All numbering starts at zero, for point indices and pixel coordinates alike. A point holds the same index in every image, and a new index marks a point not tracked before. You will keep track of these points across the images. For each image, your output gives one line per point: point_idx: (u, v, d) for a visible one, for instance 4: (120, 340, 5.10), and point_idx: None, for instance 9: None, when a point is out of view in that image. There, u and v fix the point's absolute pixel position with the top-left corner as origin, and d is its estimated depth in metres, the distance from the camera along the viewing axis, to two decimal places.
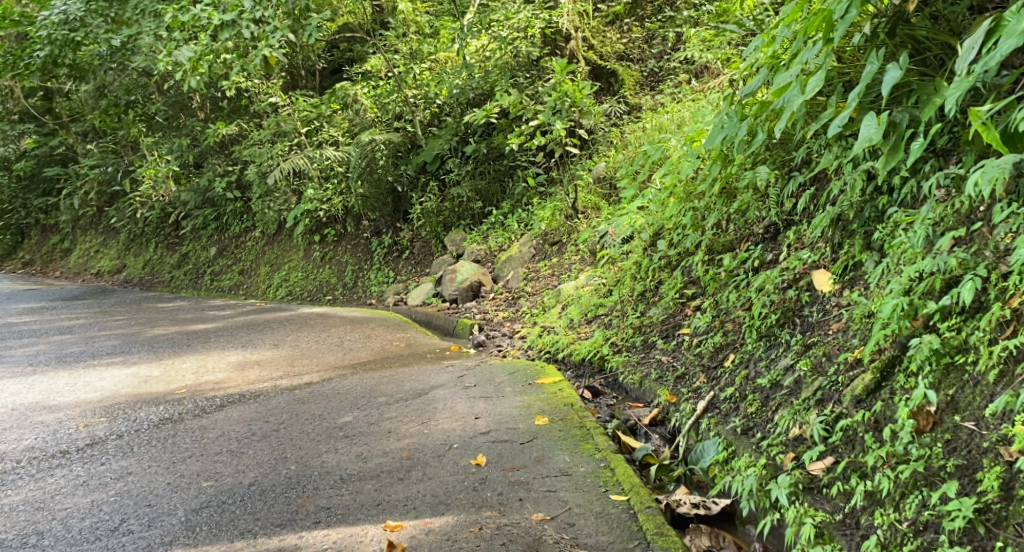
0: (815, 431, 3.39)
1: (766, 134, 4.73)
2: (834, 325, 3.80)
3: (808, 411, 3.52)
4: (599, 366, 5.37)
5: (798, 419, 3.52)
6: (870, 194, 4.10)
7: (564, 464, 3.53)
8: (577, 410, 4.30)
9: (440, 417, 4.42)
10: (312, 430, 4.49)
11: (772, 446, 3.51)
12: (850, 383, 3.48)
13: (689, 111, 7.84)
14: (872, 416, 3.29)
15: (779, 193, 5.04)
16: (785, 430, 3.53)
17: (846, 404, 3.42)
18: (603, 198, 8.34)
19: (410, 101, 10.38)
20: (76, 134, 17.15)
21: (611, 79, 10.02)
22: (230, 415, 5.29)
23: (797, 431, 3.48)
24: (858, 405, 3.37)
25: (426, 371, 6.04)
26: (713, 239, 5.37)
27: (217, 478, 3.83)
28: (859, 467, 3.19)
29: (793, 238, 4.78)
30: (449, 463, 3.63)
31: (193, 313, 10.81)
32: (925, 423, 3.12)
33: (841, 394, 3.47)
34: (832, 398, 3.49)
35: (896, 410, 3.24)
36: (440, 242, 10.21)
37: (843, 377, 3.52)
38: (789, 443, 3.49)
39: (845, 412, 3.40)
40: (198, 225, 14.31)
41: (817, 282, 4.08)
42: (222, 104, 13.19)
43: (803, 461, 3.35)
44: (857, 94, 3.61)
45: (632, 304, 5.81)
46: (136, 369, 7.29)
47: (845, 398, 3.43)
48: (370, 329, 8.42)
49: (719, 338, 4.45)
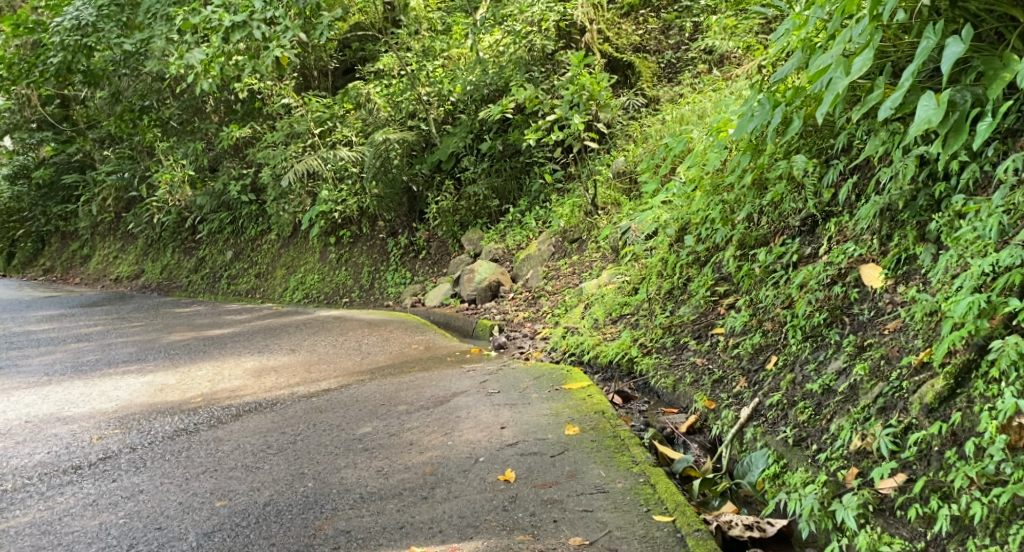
0: (883, 445, 3.11)
1: (802, 121, 4.45)
2: (890, 325, 3.53)
3: (870, 421, 3.24)
4: (627, 369, 5.11)
5: (860, 429, 3.24)
6: (923, 183, 3.83)
7: (599, 479, 3.27)
8: (609, 418, 4.03)
9: (463, 427, 4.16)
10: (331, 443, 4.24)
11: (831, 461, 3.23)
12: (916, 389, 3.20)
13: (712, 101, 7.55)
14: (950, 428, 3.01)
15: (816, 183, 4.76)
16: (845, 442, 3.24)
17: (916, 413, 3.14)
18: (623, 193, 8.07)
19: (423, 100, 10.14)
20: (94, 141, 16.87)
21: (628, 71, 9.74)
22: (246, 426, 5.04)
23: (860, 442, 3.20)
24: (930, 415, 3.10)
25: (447, 376, 5.80)
26: (745, 233, 5.09)
27: (231, 497, 3.48)
28: (940, 487, 2.92)
29: (835, 231, 4.51)
30: (476, 479, 3.36)
31: (210, 318, 10.62)
32: (1019, 437, 2.83)
33: (907, 401, 3.19)
34: (897, 406, 3.21)
35: (978, 422, 2.96)
36: (457, 242, 9.98)
37: (908, 382, 3.24)
38: (851, 456, 3.20)
39: (915, 422, 3.12)
40: (214, 229, 14.17)
41: (866, 278, 3.81)
42: (236, 107, 12.92)
43: (871, 479, 3.07)
44: (911, 74, 3.35)
45: (660, 303, 5.54)
46: (153, 377, 7.08)
47: (913, 407, 3.15)
48: (388, 332, 8.18)
49: (758, 338, 4.17)
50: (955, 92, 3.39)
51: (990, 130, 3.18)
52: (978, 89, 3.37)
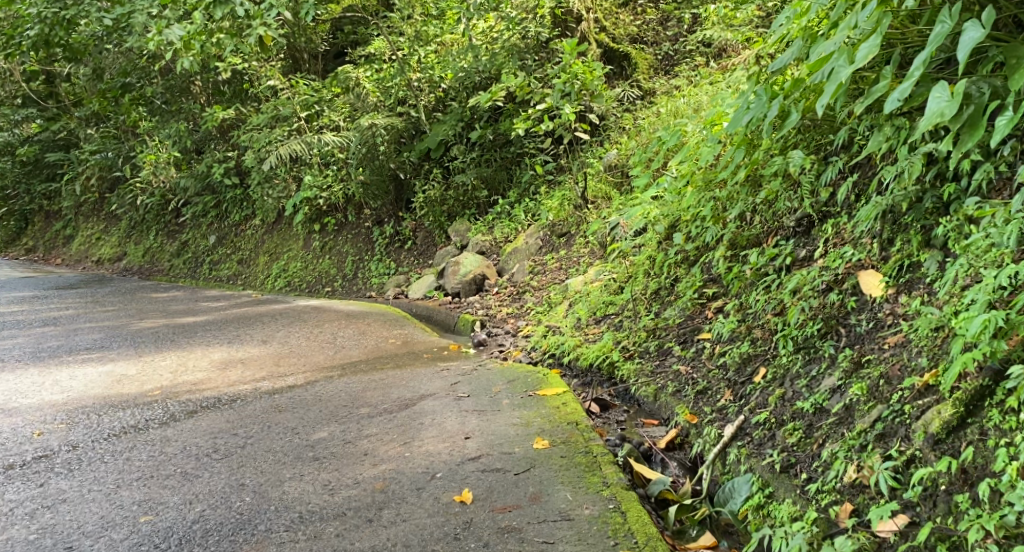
0: (883, 481, 2.80)
1: (800, 114, 4.13)
2: (891, 339, 3.23)
3: (868, 449, 2.94)
4: (608, 374, 4.78)
5: (856, 460, 2.93)
6: (930, 183, 3.52)
7: (564, 503, 2.95)
8: (583, 431, 3.71)
9: (425, 436, 3.85)
10: (281, 449, 3.91)
11: (822, 494, 2.92)
12: (920, 415, 2.90)
13: (709, 94, 7.20)
14: (959, 466, 2.71)
15: (813, 181, 4.45)
16: (839, 473, 2.93)
17: (920, 444, 2.84)
18: (615, 187, 7.73)
19: (413, 85, 9.68)
20: (79, 119, 16.17)
21: (624, 62, 9.34)
22: (197, 426, 4.70)
23: (855, 474, 2.89)
24: (936, 447, 2.80)
25: (418, 375, 5.47)
26: (736, 232, 4.77)
27: (158, 511, 3.14)
28: (948, 536, 2.61)
29: (832, 233, 4.19)
30: (429, 499, 3.03)
31: (186, 305, 10.24)
32: None
33: (910, 429, 2.89)
34: (897, 434, 2.91)
35: (993, 460, 2.66)
36: (444, 233, 9.65)
37: (911, 407, 2.94)
38: (845, 490, 2.89)
39: (920, 456, 2.82)
40: (198, 212, 13.77)
41: (864, 285, 3.51)
42: (223, 88, 12.54)
43: (868, 520, 2.76)
44: (922, 62, 3.00)
45: (645, 303, 5.21)
46: (112, 367, 6.72)
47: (917, 437, 2.85)
48: (365, 325, 7.84)
49: (746, 347, 3.85)
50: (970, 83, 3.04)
51: (1010, 127, 2.84)
52: (996, 79, 3.02)
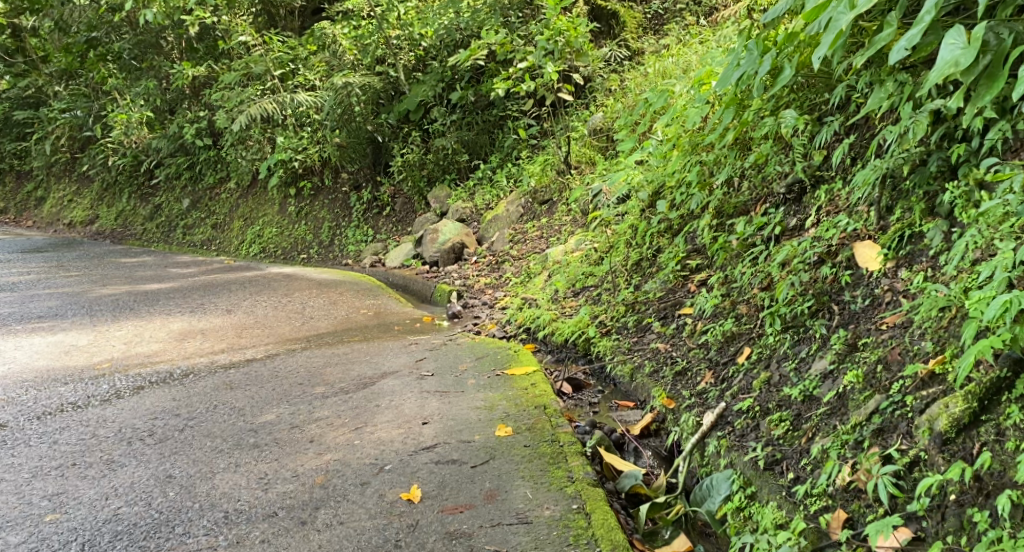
0: (882, 488, 2.50)
1: (793, 69, 3.76)
2: (889, 319, 2.91)
3: (864, 447, 2.63)
4: (583, 351, 4.46)
5: (851, 461, 2.62)
6: (936, 145, 3.18)
7: (522, 503, 2.69)
8: (550, 416, 3.38)
9: (380, 420, 3.52)
10: (221, 433, 3.59)
11: (812, 500, 2.61)
12: (924, 408, 2.60)
13: (698, 54, 6.77)
14: (974, 473, 2.40)
15: (806, 144, 4.10)
16: (830, 476, 2.62)
17: (925, 443, 2.54)
18: (599, 151, 7.34)
19: (392, 43, 9.12)
20: (47, 76, 15.57)
21: (611, 21, 8.83)
22: (140, 404, 4.37)
23: (850, 478, 2.58)
24: (944, 449, 2.50)
25: (384, 349, 5.13)
26: (723, 200, 4.43)
27: (67, 509, 2.87)
28: None
29: (825, 200, 3.86)
30: (372, 497, 2.77)
31: (153, 271, 9.85)
32: None
33: (912, 424, 2.59)
34: (897, 429, 2.61)
35: (1013, 468, 2.35)
36: (423, 199, 9.29)
37: (913, 400, 2.63)
38: (837, 495, 2.58)
39: (924, 457, 2.52)
40: (171, 175, 13.27)
41: (861, 258, 3.19)
42: (195, 45, 12.04)
43: (866, 535, 2.46)
44: (934, 5, 2.68)
45: (626, 275, 4.87)
46: (62, 338, 6.35)
47: (921, 435, 2.55)
48: (337, 294, 7.50)
49: (730, 324, 3.54)
50: (986, 29, 2.69)
51: None
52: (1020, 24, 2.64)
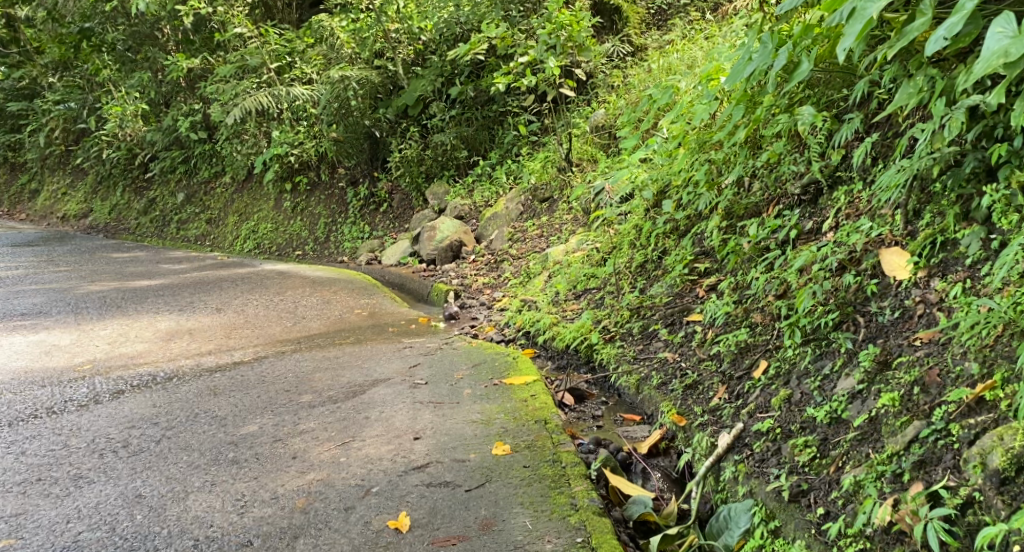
0: (932, 535, 2.23)
1: (812, 63, 3.48)
2: (924, 335, 2.69)
3: (905, 482, 2.39)
4: (585, 358, 4.23)
5: (890, 498, 2.37)
6: (972, 144, 2.94)
7: (520, 535, 2.50)
8: (551, 432, 3.16)
9: (370, 434, 3.30)
10: (200, 446, 3.36)
11: (846, 540, 2.38)
12: (973, 440, 2.36)
13: (704, 50, 6.52)
14: None
15: (823, 143, 3.86)
16: (868, 516, 2.36)
17: (979, 482, 2.28)
18: (601, 149, 7.09)
19: (391, 37, 8.79)
20: (42, 66, 15.27)
21: (614, 16, 8.57)
22: (119, 411, 4.13)
23: (891, 518, 2.32)
24: (1002, 489, 2.24)
25: (377, 352, 4.89)
26: (733, 201, 4.20)
27: (23, 533, 2.71)
28: None
29: (845, 203, 3.62)
30: (357, 525, 2.60)
31: (144, 266, 9.60)
32: None
33: (958, 457, 2.36)
34: (943, 463, 2.37)
35: None
36: (421, 195, 9.04)
37: (960, 429, 2.40)
38: (876, 538, 2.33)
39: (980, 499, 2.26)
40: (165, 168, 13.01)
41: (888, 266, 2.96)
42: (191, 37, 11.78)
43: None
44: None
45: (630, 277, 4.64)
46: (44, 337, 6.11)
47: (975, 472, 2.29)
48: (332, 293, 7.27)
49: (744, 335, 3.31)
50: None
51: None
52: None
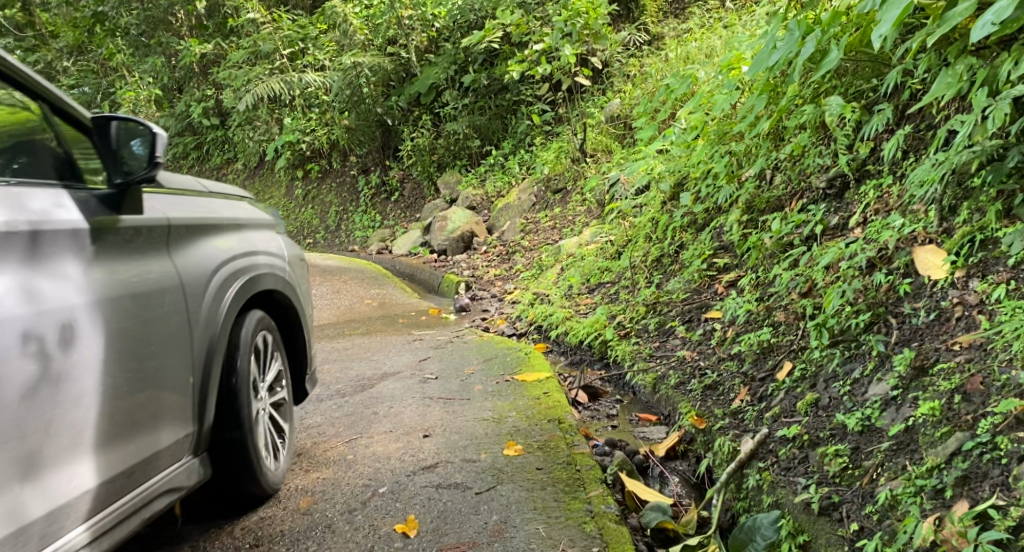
0: None
1: (841, 53, 3.23)
2: (963, 340, 2.54)
3: (949, 499, 2.21)
4: (599, 355, 4.09)
5: (933, 516, 2.18)
6: (1016, 137, 2.78)
7: (532, 541, 2.37)
8: (565, 432, 3.03)
9: (376, 431, 3.17)
10: None
11: None
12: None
13: (724, 38, 6.33)
14: None
15: (851, 135, 3.70)
16: (910, 536, 2.17)
17: None
18: (616, 140, 6.87)
19: (405, 24, 8.54)
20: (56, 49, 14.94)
21: (631, 3, 8.38)
22: None
23: (935, 537, 2.12)
24: None
25: (387, 345, 4.77)
26: (755, 194, 4.06)
27: None
28: None
29: (875, 196, 3.41)
30: (363, 530, 2.47)
31: None
32: None
33: (1008, 474, 2.17)
34: (992, 479, 2.18)
35: None
36: (433, 184, 8.94)
37: (1009, 443, 2.21)
38: None
39: None
40: (179, 154, 12.96)
41: (925, 265, 2.83)
42: (206, 23, 11.75)
43: None
44: None
45: (646, 272, 4.50)
46: None
47: None
48: (342, 282, 7.16)
49: (767, 335, 3.18)
50: None
51: None
52: None
